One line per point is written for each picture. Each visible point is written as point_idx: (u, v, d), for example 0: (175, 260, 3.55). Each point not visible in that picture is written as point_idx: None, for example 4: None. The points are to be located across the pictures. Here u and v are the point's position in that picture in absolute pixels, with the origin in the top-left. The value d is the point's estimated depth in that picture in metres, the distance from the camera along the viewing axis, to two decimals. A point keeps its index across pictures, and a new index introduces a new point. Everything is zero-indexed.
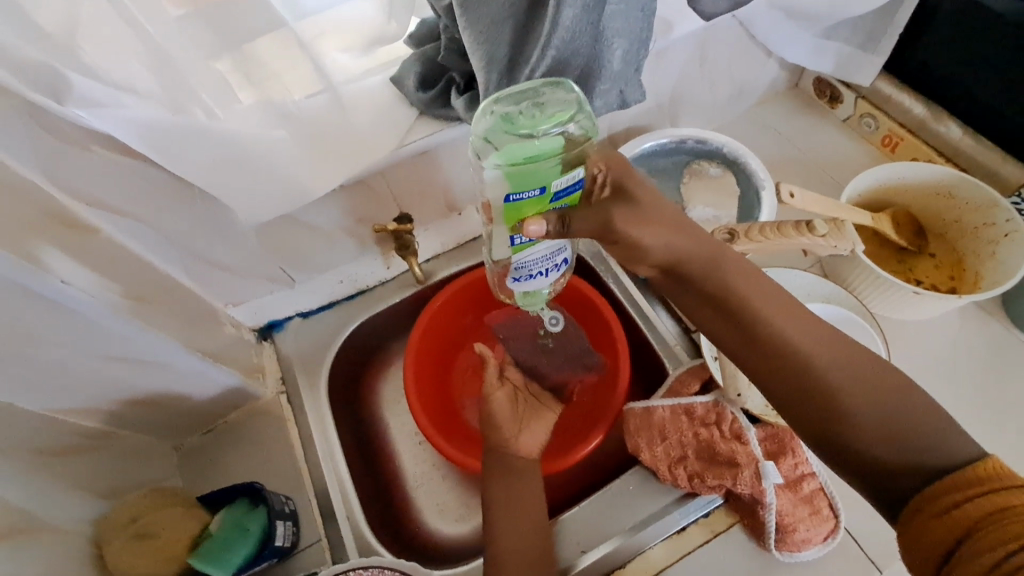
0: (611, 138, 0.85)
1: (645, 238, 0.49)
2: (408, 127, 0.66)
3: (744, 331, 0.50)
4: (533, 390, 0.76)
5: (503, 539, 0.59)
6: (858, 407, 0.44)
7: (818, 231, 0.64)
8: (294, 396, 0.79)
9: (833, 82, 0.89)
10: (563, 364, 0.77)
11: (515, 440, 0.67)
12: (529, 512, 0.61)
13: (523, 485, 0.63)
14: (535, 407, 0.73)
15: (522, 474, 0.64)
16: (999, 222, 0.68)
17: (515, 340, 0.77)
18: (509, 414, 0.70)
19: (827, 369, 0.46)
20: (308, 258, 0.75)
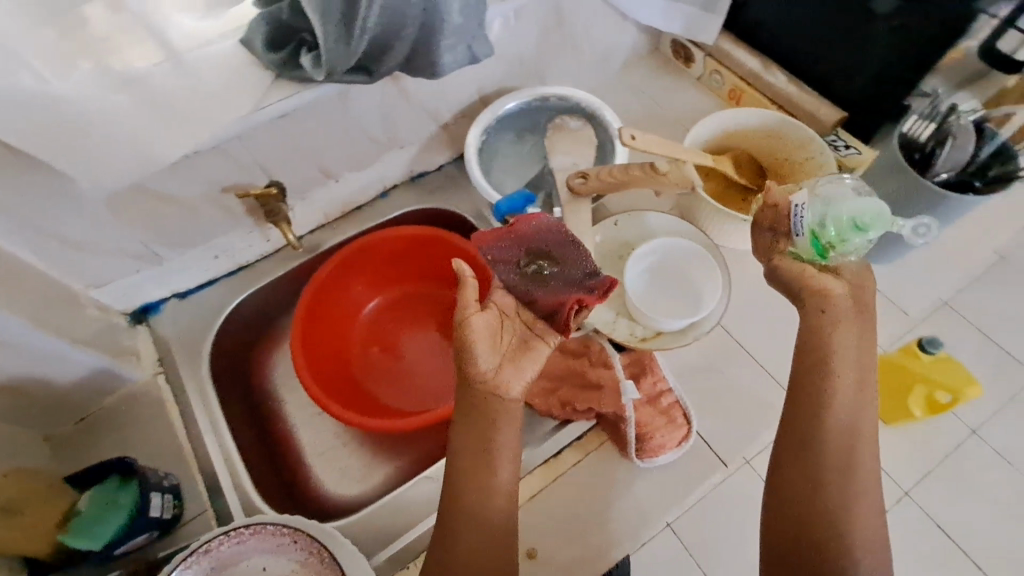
0: (483, 99, 0.88)
1: (836, 291, 0.55)
2: (263, 90, 0.65)
3: (838, 432, 0.53)
4: (525, 320, 0.57)
5: (465, 485, 0.54)
6: (843, 542, 0.51)
7: (660, 169, 0.70)
8: (172, 375, 0.78)
9: (684, 42, 0.97)
10: (566, 288, 0.56)
11: (491, 377, 0.54)
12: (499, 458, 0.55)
13: (500, 432, 0.54)
14: (523, 342, 0.56)
15: (494, 420, 0.54)
16: (816, 155, 0.78)
17: (503, 259, 0.59)
18: (487, 340, 0.54)
19: (828, 479, 0.52)
20: (174, 232, 0.73)
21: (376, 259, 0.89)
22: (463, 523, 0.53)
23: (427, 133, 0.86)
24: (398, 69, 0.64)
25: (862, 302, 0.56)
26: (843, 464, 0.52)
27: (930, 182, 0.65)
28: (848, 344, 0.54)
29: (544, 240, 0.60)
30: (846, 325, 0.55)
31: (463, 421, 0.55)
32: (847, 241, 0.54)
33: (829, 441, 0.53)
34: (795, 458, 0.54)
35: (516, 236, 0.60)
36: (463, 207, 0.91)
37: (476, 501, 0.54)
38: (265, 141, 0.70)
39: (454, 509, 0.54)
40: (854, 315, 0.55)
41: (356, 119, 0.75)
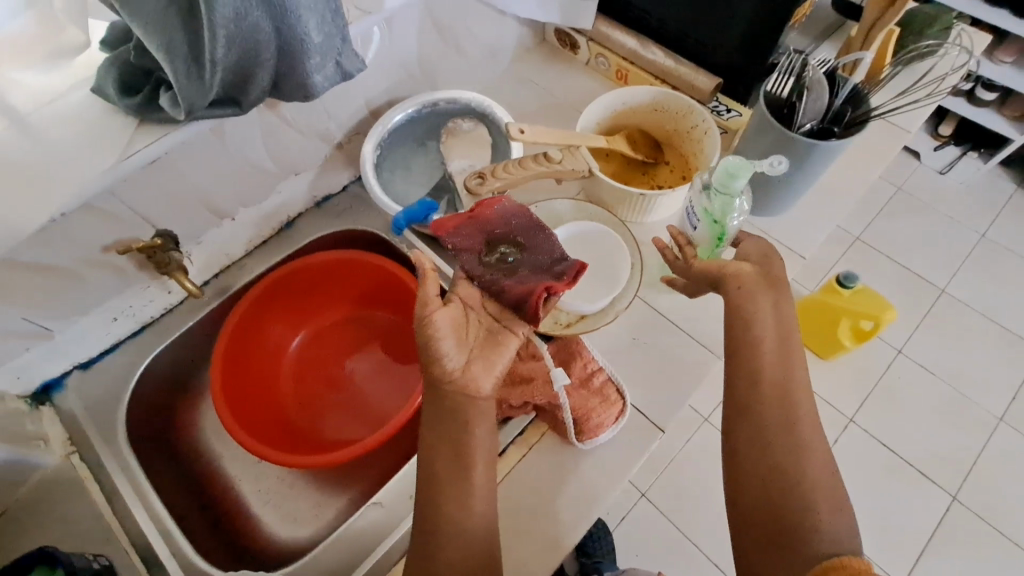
0: (375, 113, 0.87)
1: (739, 269, 0.63)
2: (127, 138, 0.62)
3: (769, 379, 0.58)
4: (491, 312, 0.61)
5: (444, 483, 0.56)
6: (795, 483, 0.53)
7: (553, 158, 0.73)
8: (88, 452, 0.72)
9: (566, 30, 0.99)
10: (532, 276, 0.60)
11: (458, 375, 0.58)
12: (472, 463, 0.56)
13: (473, 428, 0.57)
14: (491, 335, 0.60)
15: (466, 421, 0.57)
16: (699, 123, 0.82)
17: (465, 249, 0.62)
18: (453, 336, 0.58)
19: (767, 427, 0.56)
20: (58, 302, 0.68)
21: (290, 292, 0.87)
22: (444, 522, 0.54)
23: (321, 155, 0.84)
24: (268, 94, 0.63)
25: (771, 273, 0.63)
26: (790, 425, 0.55)
27: (796, 133, 0.69)
28: (764, 311, 0.60)
29: (507, 225, 0.64)
30: (762, 292, 0.61)
31: (438, 420, 0.58)
32: (724, 222, 0.68)
33: (765, 396, 0.57)
34: (746, 437, 0.56)
35: (485, 223, 0.63)
36: (375, 224, 0.90)
37: (456, 501, 0.55)
38: (143, 190, 0.66)
39: (436, 509, 0.55)
40: (765, 285, 0.62)
41: (239, 152, 0.73)
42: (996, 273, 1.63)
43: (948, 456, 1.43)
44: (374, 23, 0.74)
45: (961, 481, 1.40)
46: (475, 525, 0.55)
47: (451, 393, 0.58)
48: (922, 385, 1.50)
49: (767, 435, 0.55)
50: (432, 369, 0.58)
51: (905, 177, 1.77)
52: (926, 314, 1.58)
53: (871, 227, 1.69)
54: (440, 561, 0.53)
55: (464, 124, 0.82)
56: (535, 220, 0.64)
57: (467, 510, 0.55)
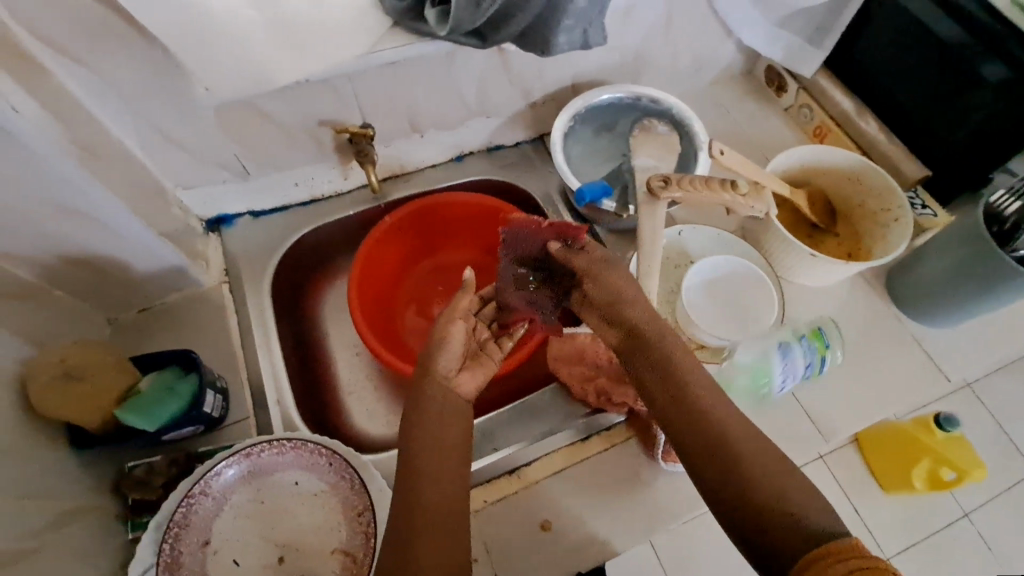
0: (576, 86, 0.90)
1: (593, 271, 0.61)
2: (379, 35, 0.68)
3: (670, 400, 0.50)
4: (479, 340, 0.64)
5: (421, 462, 0.49)
6: (744, 493, 0.44)
7: (740, 188, 0.71)
8: (235, 287, 0.81)
9: (781, 71, 0.97)
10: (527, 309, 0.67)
11: (448, 376, 0.56)
12: (454, 451, 0.50)
13: (452, 424, 0.52)
14: (474, 352, 0.63)
15: (447, 412, 0.53)
16: (893, 208, 0.79)
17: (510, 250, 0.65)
18: (459, 346, 0.58)
19: (696, 451, 0.47)
20: (264, 152, 0.76)
21: (437, 221, 0.92)
22: (426, 511, 0.46)
23: (515, 107, 0.88)
24: (512, 40, 0.67)
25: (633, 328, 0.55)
26: (713, 441, 0.47)
27: (1006, 254, 0.66)
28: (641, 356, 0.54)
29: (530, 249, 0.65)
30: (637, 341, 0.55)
31: (416, 415, 0.52)
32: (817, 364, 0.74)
33: (682, 428, 0.49)
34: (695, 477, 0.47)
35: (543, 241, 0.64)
36: (533, 187, 0.94)
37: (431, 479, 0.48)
38: (371, 84, 0.73)
39: (409, 499, 0.47)
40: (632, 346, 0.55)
41: (456, 79, 0.78)
42: None
43: None
44: (616, 5, 0.77)
45: None
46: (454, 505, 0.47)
47: (442, 388, 0.55)
48: (981, 557, 1.39)
49: (703, 468, 0.46)
50: (429, 365, 0.56)
51: None
52: (1019, 487, 1.45)
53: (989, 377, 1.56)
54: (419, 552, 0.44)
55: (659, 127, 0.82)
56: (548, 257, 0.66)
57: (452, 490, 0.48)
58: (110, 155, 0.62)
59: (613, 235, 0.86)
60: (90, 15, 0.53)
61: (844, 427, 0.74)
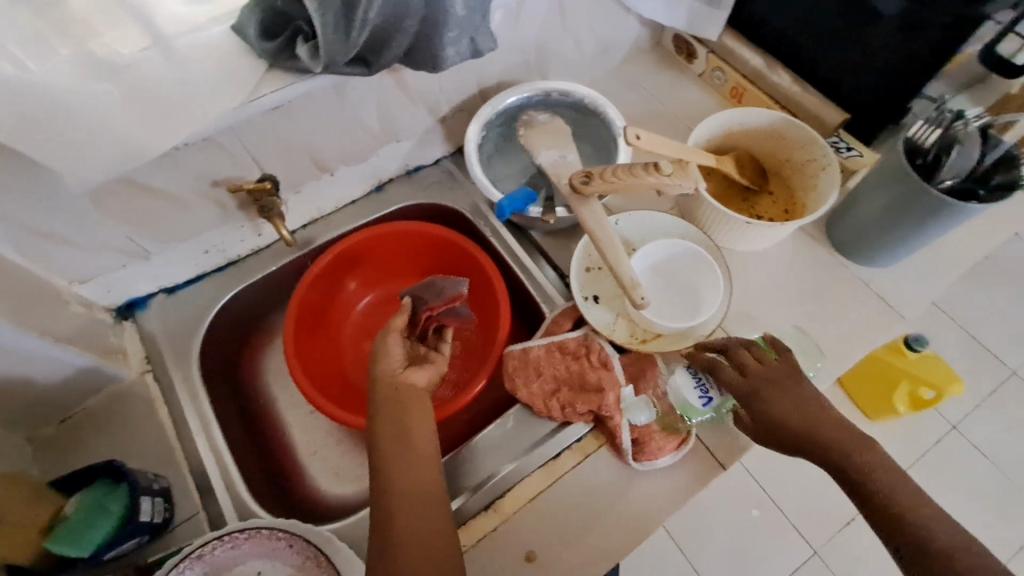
0: (483, 92, 0.86)
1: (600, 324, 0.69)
2: (256, 82, 0.63)
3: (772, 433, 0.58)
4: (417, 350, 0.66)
5: (391, 462, 0.55)
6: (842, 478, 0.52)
7: (664, 169, 0.69)
8: (161, 374, 0.75)
9: (687, 38, 0.95)
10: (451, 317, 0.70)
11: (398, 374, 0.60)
12: (419, 444, 0.56)
13: (414, 419, 0.57)
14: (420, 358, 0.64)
15: (406, 408, 0.58)
16: (819, 157, 0.78)
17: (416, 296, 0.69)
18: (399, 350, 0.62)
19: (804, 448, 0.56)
20: (161, 226, 0.70)
21: (369, 255, 0.87)
22: (394, 518, 0.51)
23: (424, 126, 0.84)
24: (397, 62, 0.63)
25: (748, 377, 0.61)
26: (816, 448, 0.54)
27: (934, 187, 0.65)
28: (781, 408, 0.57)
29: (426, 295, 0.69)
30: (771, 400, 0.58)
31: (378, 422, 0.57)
32: None
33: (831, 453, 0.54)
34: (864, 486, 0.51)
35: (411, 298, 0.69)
36: (460, 203, 0.90)
37: (404, 477, 0.54)
38: (260, 133, 0.68)
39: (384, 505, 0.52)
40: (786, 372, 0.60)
41: (353, 111, 0.73)
42: None
43: None
44: (504, 4, 0.74)
45: None
46: (420, 496, 0.53)
47: (395, 386, 0.60)
48: (973, 469, 1.42)
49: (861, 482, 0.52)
50: (377, 372, 0.61)
51: (1000, 247, 1.65)
52: (994, 393, 1.49)
53: (949, 293, 1.60)
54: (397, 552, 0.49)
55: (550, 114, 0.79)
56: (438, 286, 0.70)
57: (414, 495, 0.53)
58: None
59: (550, 237, 0.84)
60: None
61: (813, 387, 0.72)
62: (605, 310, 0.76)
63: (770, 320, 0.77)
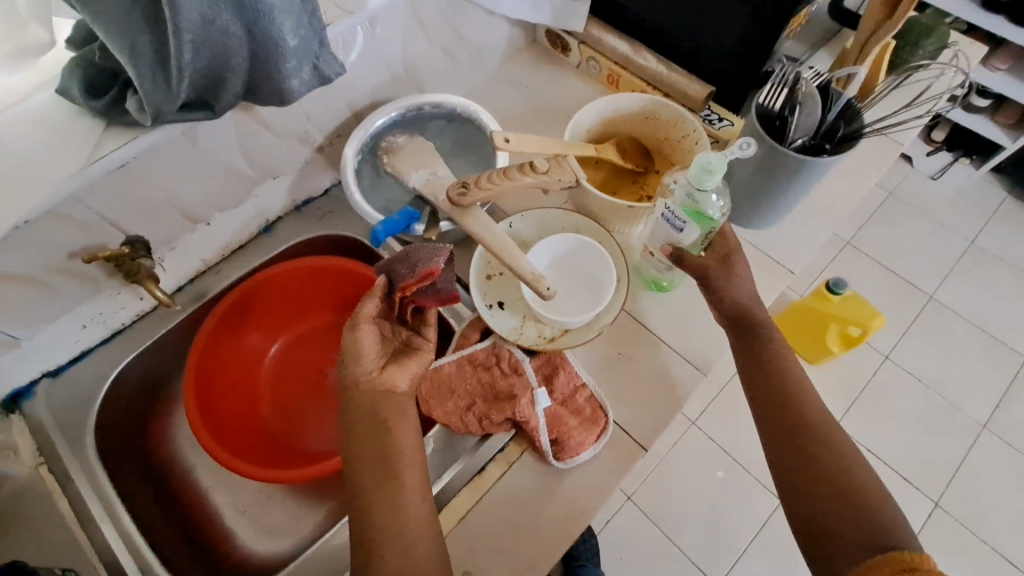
0: (359, 116, 0.85)
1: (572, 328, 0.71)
2: (94, 144, 0.59)
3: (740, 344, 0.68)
4: (399, 338, 0.61)
5: (374, 491, 0.54)
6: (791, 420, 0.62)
7: (539, 168, 0.70)
8: (56, 466, 0.69)
9: (558, 32, 0.97)
10: (433, 296, 0.60)
11: (374, 377, 0.57)
12: (403, 465, 0.55)
13: (392, 426, 0.56)
14: (403, 349, 0.60)
15: (386, 421, 0.56)
16: (691, 132, 0.80)
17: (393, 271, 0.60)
18: (374, 349, 0.58)
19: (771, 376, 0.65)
20: (23, 310, 0.65)
21: (271, 298, 0.84)
22: (376, 523, 0.53)
23: (302, 158, 0.82)
24: (241, 99, 0.60)
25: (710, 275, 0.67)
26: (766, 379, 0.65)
27: (788, 149, 0.67)
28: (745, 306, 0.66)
29: (405, 267, 0.59)
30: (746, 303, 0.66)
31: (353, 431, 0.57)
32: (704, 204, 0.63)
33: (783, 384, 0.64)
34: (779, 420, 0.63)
35: (386, 275, 0.60)
36: (357, 229, 0.88)
37: (389, 507, 0.54)
38: (113, 195, 0.64)
39: (369, 539, 0.53)
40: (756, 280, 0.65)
41: (216, 156, 0.70)
42: (981, 278, 1.64)
43: (930, 464, 1.43)
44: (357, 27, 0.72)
45: (943, 489, 1.41)
46: (402, 524, 0.53)
47: (370, 393, 0.57)
48: (908, 394, 1.50)
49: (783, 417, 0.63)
50: (349, 374, 0.57)
51: (899, 183, 1.76)
52: (915, 319, 1.59)
53: (860, 232, 1.69)
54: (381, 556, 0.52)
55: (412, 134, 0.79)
56: (416, 255, 0.59)
57: (395, 503, 0.54)
58: None
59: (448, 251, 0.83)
60: None
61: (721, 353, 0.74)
62: (509, 314, 0.76)
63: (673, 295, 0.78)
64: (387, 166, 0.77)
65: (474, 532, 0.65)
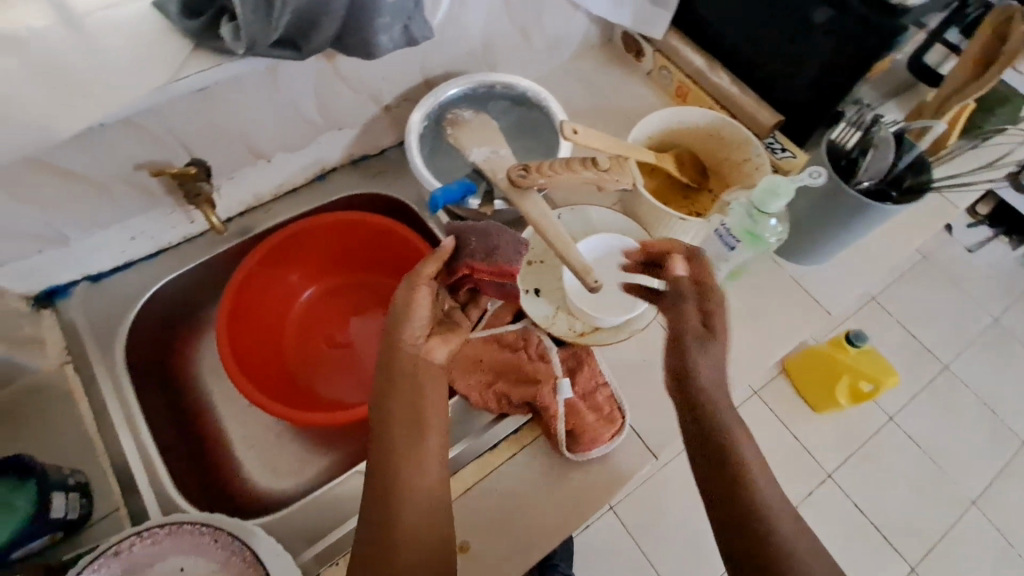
0: (429, 83, 0.85)
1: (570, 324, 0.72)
2: (181, 61, 0.60)
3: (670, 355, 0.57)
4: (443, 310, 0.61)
5: (396, 458, 0.54)
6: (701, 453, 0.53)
7: (601, 164, 0.70)
8: (83, 366, 0.71)
9: (635, 36, 0.97)
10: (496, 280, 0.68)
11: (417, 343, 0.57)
12: (428, 432, 0.56)
13: (426, 392, 0.56)
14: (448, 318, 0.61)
15: (420, 388, 0.56)
16: (753, 156, 0.80)
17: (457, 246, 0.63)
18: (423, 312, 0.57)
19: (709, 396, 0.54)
20: (80, 210, 0.66)
21: (310, 246, 0.86)
22: (396, 482, 0.54)
23: (368, 114, 0.83)
24: (330, 45, 0.61)
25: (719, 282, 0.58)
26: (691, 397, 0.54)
27: (851, 189, 0.68)
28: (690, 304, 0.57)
29: (478, 245, 0.63)
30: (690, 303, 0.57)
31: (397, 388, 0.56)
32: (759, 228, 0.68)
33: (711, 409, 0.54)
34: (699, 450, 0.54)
35: (456, 240, 0.63)
36: (407, 193, 0.89)
37: (412, 471, 0.54)
38: (187, 115, 0.65)
39: (388, 508, 0.53)
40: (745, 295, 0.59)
41: (290, 96, 0.72)
42: (1000, 357, 1.62)
43: (916, 530, 1.43)
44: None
45: (924, 556, 1.41)
46: (428, 491, 0.53)
47: (410, 357, 0.57)
48: (906, 457, 1.50)
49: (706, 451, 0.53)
50: (393, 335, 0.57)
51: (933, 248, 1.75)
52: (926, 385, 1.58)
53: (888, 289, 1.68)
54: (400, 511, 0.53)
55: (477, 109, 0.80)
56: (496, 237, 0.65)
57: (416, 466, 0.54)
58: None
59: None
60: None
61: (742, 378, 0.75)
62: (544, 303, 0.76)
63: None
64: (450, 138, 0.77)
65: (468, 508, 0.66)
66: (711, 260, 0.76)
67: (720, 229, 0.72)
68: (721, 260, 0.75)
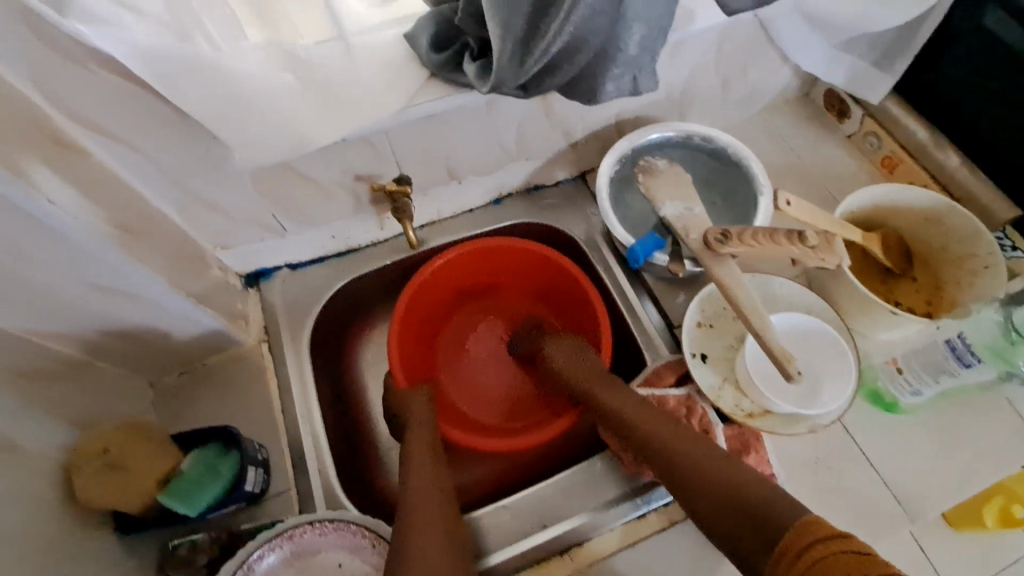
0: (620, 125, 0.85)
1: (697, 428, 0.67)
2: (415, 90, 0.65)
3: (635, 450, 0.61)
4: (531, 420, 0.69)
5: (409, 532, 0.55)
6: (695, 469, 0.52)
7: (810, 240, 0.62)
8: (276, 347, 0.78)
9: (843, 95, 0.90)
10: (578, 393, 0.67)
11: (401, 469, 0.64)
12: (432, 527, 0.56)
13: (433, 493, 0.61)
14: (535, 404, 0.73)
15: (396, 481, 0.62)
16: (982, 253, 0.71)
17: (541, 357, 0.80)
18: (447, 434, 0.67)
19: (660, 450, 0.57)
20: (301, 209, 0.74)
21: (477, 264, 0.87)
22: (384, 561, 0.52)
23: (557, 149, 0.84)
24: (557, 89, 0.61)
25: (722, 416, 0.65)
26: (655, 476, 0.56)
27: None
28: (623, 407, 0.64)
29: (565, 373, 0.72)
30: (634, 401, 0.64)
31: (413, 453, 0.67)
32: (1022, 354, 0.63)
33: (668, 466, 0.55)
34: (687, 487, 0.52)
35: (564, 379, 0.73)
36: (577, 229, 0.89)
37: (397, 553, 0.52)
38: (408, 137, 0.70)
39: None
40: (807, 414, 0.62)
41: (497, 128, 0.75)
42: None
43: None
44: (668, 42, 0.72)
45: None
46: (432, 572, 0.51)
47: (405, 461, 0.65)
48: None
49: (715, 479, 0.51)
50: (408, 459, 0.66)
51: None
52: None
53: None
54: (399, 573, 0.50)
55: (671, 160, 0.77)
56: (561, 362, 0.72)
57: (405, 538, 0.54)
58: (149, 228, 0.61)
59: (662, 282, 0.83)
60: (123, 93, 0.51)
61: (928, 498, 0.68)
62: (712, 371, 0.73)
63: (893, 418, 0.72)
64: (640, 186, 0.75)
65: None
66: (911, 363, 0.69)
67: (955, 340, 0.66)
68: (937, 373, 0.67)
